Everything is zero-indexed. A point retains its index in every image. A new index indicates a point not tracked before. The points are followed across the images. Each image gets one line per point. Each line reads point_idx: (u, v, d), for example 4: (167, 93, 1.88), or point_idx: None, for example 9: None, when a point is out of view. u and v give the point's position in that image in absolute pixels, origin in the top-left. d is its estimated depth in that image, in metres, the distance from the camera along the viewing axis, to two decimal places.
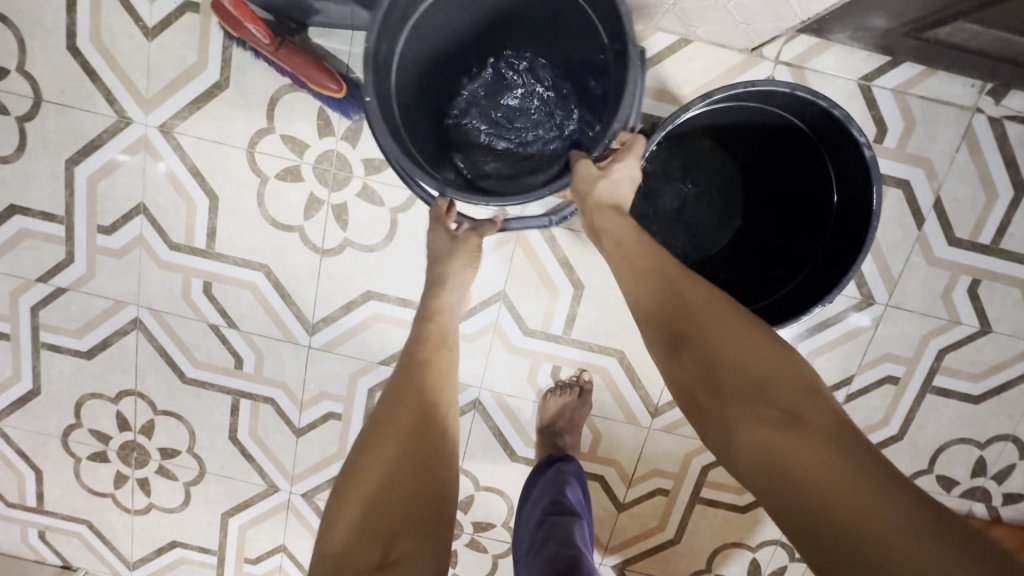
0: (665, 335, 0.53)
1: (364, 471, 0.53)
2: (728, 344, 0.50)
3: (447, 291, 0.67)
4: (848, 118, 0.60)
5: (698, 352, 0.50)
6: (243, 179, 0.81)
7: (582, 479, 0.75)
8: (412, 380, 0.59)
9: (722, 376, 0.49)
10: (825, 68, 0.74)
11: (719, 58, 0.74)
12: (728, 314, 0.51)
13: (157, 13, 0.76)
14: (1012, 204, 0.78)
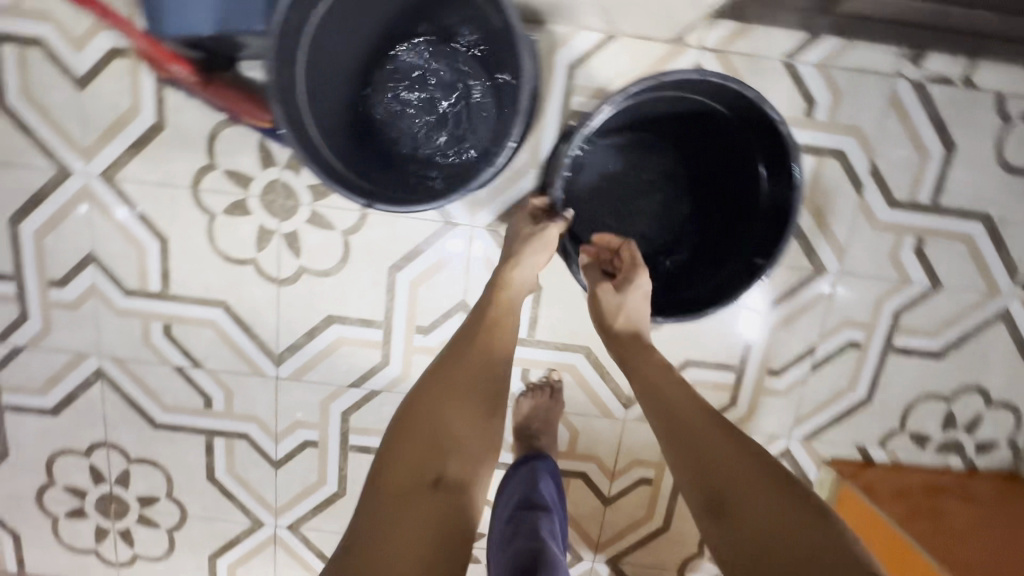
0: (703, 506, 0.57)
1: (420, 424, 0.60)
2: (770, 518, 0.53)
3: (518, 268, 0.69)
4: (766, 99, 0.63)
5: (735, 527, 0.54)
6: (191, 218, 0.80)
7: (556, 474, 0.76)
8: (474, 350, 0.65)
9: (775, 553, 0.51)
10: (749, 50, 0.76)
11: (646, 51, 0.75)
12: (767, 487, 0.55)
13: (85, 62, 0.75)
14: (945, 162, 0.80)
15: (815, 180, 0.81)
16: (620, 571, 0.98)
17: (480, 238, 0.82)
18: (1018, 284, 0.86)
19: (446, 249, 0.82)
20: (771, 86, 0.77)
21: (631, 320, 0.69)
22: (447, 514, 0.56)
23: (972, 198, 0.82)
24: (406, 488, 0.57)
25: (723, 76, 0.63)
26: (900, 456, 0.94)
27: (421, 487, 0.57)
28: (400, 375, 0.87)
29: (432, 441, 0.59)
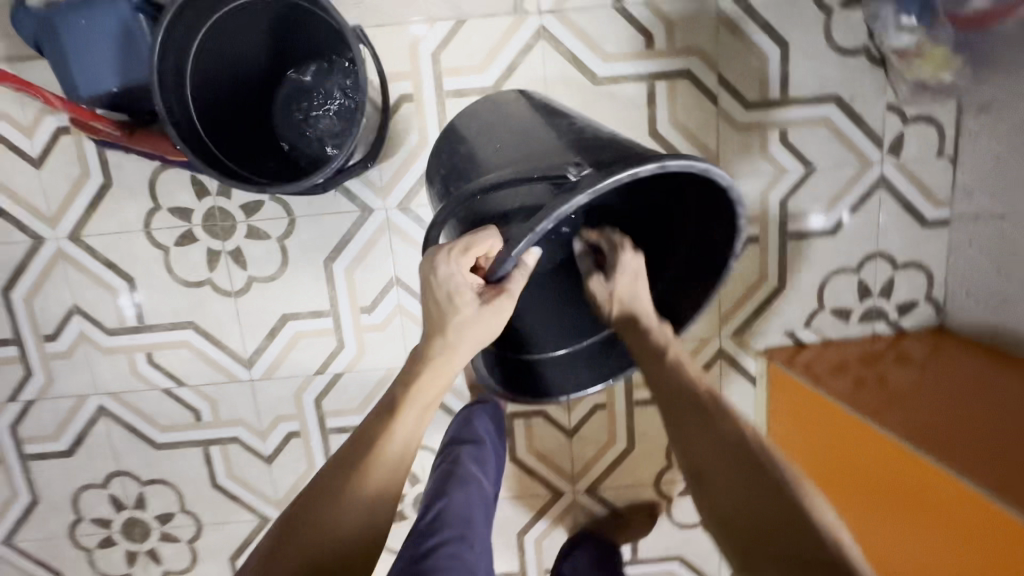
0: (687, 471, 0.64)
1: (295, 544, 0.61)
2: (741, 478, 0.59)
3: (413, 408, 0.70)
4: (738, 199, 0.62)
5: (713, 484, 0.61)
6: (149, 256, 0.93)
7: (494, 415, 0.95)
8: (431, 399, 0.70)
9: (746, 507, 0.57)
10: (582, 4, 0.87)
11: (493, 25, 0.87)
12: (740, 452, 0.60)
13: (36, 144, 0.89)
14: (783, 59, 0.90)
15: (673, 101, 0.90)
16: (601, 498, 1.05)
17: (395, 217, 0.92)
18: (886, 151, 0.93)
19: (368, 234, 0.93)
20: (610, 29, 0.87)
21: (625, 304, 0.73)
22: None
23: (817, 84, 0.90)
24: None
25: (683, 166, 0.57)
26: (828, 333, 1.01)
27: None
28: (357, 354, 0.97)
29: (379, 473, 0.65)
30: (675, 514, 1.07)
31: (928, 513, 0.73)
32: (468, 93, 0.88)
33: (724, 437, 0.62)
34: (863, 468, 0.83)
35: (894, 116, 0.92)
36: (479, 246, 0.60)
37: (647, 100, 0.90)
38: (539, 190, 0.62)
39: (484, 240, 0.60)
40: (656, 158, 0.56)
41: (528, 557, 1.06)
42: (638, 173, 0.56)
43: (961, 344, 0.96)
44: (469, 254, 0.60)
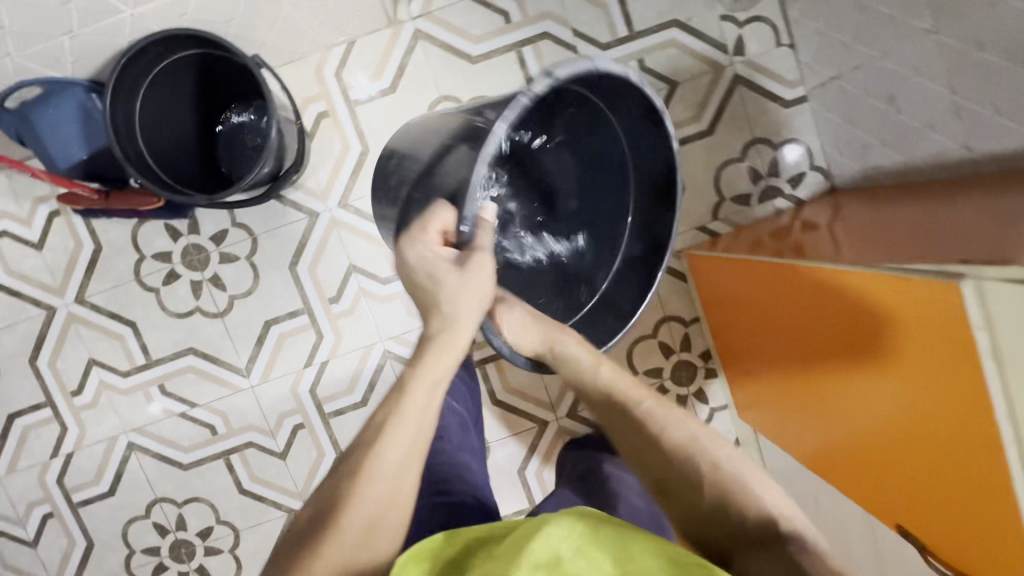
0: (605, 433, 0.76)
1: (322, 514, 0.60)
2: (638, 436, 0.71)
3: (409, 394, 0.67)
4: (639, 81, 0.66)
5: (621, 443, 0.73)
6: (144, 300, 1.09)
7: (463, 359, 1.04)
8: (426, 420, 0.66)
9: (644, 460, 0.71)
10: (445, 3, 1.04)
11: (378, 39, 1.05)
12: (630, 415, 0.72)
13: (36, 230, 1.07)
14: (621, 3, 1.07)
15: (541, 60, 1.07)
16: (583, 419, 1.15)
17: (339, 214, 1.08)
18: (733, 54, 1.09)
19: (320, 235, 1.08)
20: (472, 16, 1.05)
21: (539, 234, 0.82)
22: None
23: (657, 16, 1.07)
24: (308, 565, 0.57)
25: (577, 62, 0.61)
26: (736, 220, 1.13)
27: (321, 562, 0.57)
28: (336, 341, 1.11)
29: (387, 525, 0.60)
30: None
31: (887, 353, 0.64)
32: (372, 98, 1.05)
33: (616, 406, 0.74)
34: (791, 335, 0.83)
35: (729, 24, 1.08)
36: (434, 219, 0.67)
37: (519, 64, 1.06)
38: (462, 153, 0.66)
39: (440, 209, 0.66)
40: (541, 72, 0.60)
41: (534, 489, 1.16)
42: (534, 91, 0.59)
43: (853, 191, 1.06)
44: (426, 230, 0.66)
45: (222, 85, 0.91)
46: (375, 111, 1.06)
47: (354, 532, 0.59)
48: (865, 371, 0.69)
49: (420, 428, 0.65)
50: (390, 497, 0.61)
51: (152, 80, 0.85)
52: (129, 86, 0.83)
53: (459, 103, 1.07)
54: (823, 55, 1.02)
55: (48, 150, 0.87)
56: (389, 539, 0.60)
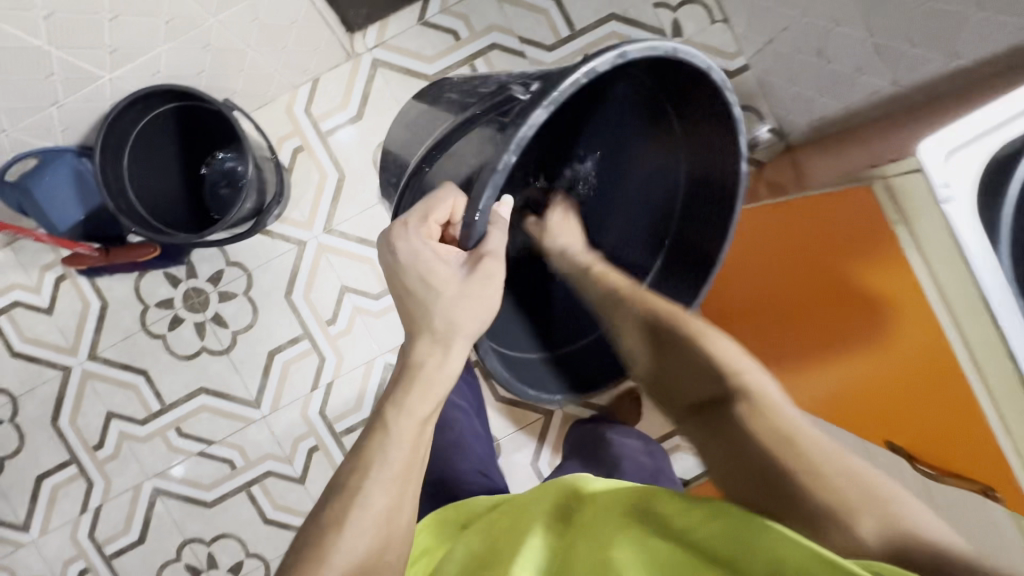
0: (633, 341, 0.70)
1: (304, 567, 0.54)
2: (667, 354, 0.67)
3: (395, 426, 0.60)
4: (719, 80, 0.59)
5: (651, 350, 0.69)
6: (152, 347, 1.14)
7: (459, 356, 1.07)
8: (414, 454, 0.60)
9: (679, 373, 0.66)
10: (397, 31, 1.12)
11: (340, 73, 1.12)
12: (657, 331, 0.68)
13: (45, 296, 1.13)
14: (560, 6, 1.14)
15: (494, 69, 1.14)
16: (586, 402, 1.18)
17: (324, 240, 1.14)
18: (672, 36, 1.15)
19: (309, 262, 1.14)
20: (424, 39, 1.13)
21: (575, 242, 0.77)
22: None
23: (595, 12, 1.14)
24: None
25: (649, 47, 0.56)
26: None
27: None
28: (338, 361, 1.15)
29: (382, 568, 0.54)
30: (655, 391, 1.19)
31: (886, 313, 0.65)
32: (342, 127, 1.12)
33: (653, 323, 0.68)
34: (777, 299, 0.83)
35: (664, 9, 1.15)
36: (439, 207, 0.60)
37: (474, 76, 1.13)
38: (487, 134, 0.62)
39: (447, 199, 0.61)
40: (610, 50, 0.54)
41: None
42: (589, 71, 0.53)
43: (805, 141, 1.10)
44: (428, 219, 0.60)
45: (200, 132, 0.98)
46: (346, 139, 1.13)
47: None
48: (850, 357, 0.72)
49: (411, 462, 0.60)
50: (380, 540, 0.55)
51: (134, 135, 0.92)
52: (113, 142, 0.89)
53: None
54: (755, 23, 1.08)
55: (48, 215, 0.94)
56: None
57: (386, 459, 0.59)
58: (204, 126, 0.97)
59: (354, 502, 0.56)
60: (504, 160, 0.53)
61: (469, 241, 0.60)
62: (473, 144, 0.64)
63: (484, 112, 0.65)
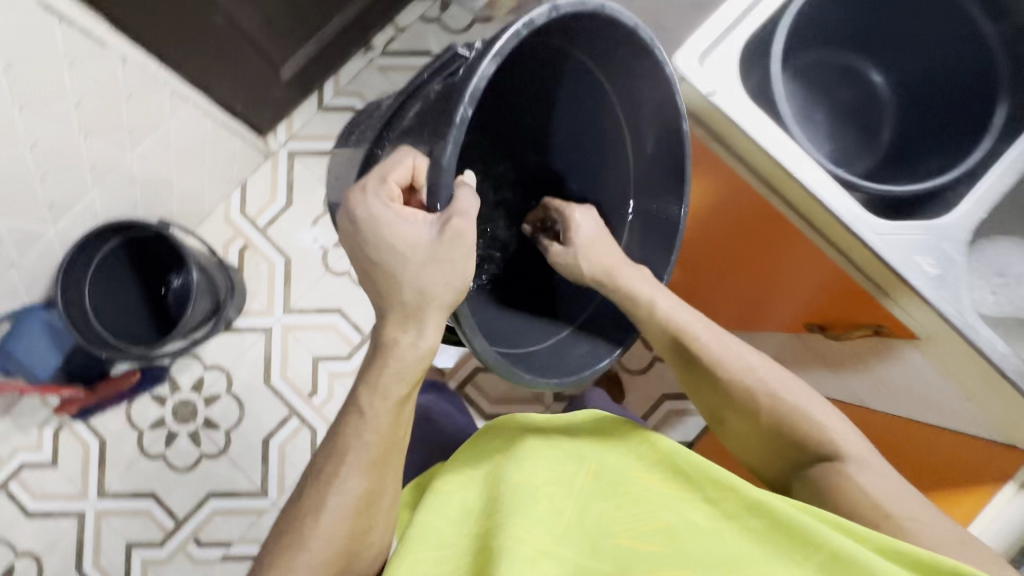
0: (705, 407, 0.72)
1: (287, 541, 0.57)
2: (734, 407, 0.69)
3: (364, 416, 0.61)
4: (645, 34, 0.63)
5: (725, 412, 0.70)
6: (155, 467, 1.19)
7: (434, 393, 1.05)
8: (389, 434, 0.61)
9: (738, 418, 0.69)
10: (302, 123, 1.26)
11: (262, 172, 1.24)
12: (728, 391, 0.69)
13: (47, 450, 1.19)
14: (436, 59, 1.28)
15: None
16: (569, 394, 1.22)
17: (287, 320, 1.22)
18: None
19: (279, 344, 1.21)
20: (327, 122, 1.26)
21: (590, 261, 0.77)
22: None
23: None
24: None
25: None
26: None
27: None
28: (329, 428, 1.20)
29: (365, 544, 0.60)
30: (630, 364, 1.23)
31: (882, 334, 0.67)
32: (277, 217, 1.23)
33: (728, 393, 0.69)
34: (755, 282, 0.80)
35: None
36: (397, 168, 0.62)
37: None
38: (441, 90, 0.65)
39: (407, 162, 0.63)
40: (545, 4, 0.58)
41: None
42: (530, 21, 0.58)
43: None
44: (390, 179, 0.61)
45: (151, 257, 1.08)
46: (283, 226, 1.23)
47: (324, 557, 0.57)
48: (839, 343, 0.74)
49: (390, 443, 0.62)
50: (362, 516, 0.59)
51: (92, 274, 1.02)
52: (74, 284, 0.99)
53: None
54: None
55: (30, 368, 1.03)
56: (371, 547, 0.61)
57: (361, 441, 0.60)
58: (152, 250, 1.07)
59: (327, 483, 0.59)
60: (462, 114, 0.57)
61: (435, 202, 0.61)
62: (419, 134, 0.66)
63: (434, 91, 0.67)
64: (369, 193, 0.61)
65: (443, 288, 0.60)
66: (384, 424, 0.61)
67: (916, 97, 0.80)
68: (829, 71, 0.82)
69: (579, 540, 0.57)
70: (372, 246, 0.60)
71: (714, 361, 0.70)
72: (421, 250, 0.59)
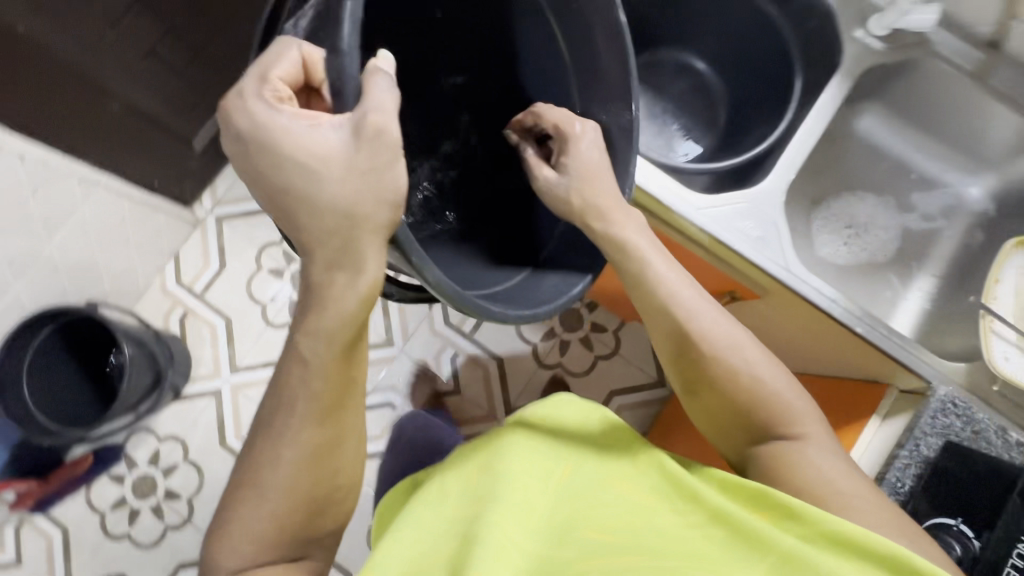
0: (682, 381, 0.63)
1: (241, 493, 0.54)
2: (720, 382, 0.60)
3: (300, 366, 0.53)
4: None
5: (706, 392, 0.62)
6: (121, 547, 1.19)
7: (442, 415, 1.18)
8: (334, 374, 0.54)
9: (716, 398, 0.61)
10: (225, 188, 1.30)
11: (192, 241, 1.28)
12: (713, 368, 0.60)
13: (10, 549, 1.18)
14: None
15: None
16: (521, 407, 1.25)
17: (235, 380, 1.24)
18: None
19: (230, 405, 1.23)
20: None
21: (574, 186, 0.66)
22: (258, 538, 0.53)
23: None
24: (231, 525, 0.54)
25: None
26: None
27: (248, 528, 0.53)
28: None
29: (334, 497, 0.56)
30: (575, 367, 1.26)
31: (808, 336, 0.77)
32: (212, 282, 1.27)
33: (713, 374, 0.60)
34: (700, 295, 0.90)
35: None
36: (277, 61, 0.48)
37: None
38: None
39: (291, 52, 0.49)
40: None
41: None
42: None
43: None
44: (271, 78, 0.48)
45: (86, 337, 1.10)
46: (219, 289, 1.27)
47: (286, 507, 0.54)
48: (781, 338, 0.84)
49: (340, 388, 0.54)
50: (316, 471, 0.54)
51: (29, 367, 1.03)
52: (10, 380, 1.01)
53: (278, 244, 1.29)
54: None
55: None
56: (339, 486, 0.57)
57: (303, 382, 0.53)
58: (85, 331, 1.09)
59: (275, 431, 0.54)
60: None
61: (344, 99, 0.49)
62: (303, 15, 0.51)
63: None
64: (247, 103, 0.48)
65: (373, 205, 0.49)
66: (325, 363, 0.53)
67: (732, 74, 0.91)
68: (661, 72, 0.94)
69: (551, 535, 0.54)
70: (269, 168, 0.48)
71: (702, 334, 0.61)
72: (338, 162, 0.48)
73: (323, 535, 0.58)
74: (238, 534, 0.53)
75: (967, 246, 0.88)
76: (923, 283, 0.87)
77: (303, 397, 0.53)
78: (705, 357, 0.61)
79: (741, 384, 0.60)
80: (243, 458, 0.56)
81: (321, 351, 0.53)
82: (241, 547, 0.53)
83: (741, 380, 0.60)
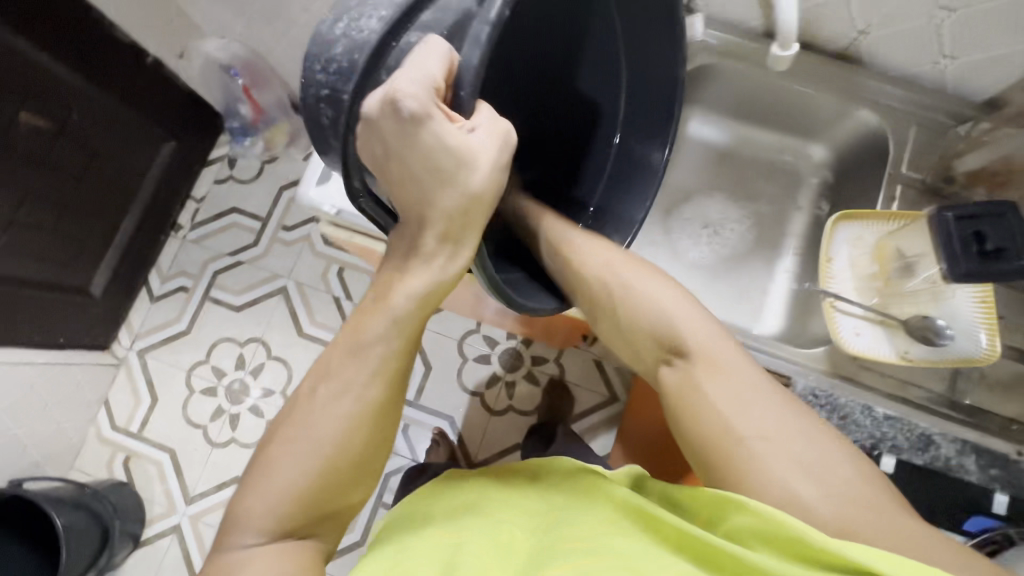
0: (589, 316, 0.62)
1: (301, 418, 0.58)
2: (609, 311, 0.58)
3: (372, 330, 0.60)
4: None
5: (608, 325, 0.59)
6: None
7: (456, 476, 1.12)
8: (400, 349, 0.61)
9: (616, 329, 0.59)
10: (142, 320, 1.29)
11: (120, 382, 1.27)
12: (599, 296, 0.59)
13: None
14: (242, 210, 1.34)
15: (227, 287, 1.30)
16: (486, 460, 1.23)
17: (193, 511, 1.21)
18: None
19: (193, 536, 1.20)
20: (163, 309, 1.30)
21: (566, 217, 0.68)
22: (304, 465, 0.56)
23: (268, 195, 1.35)
24: (286, 445, 0.57)
25: None
26: None
27: (297, 448, 0.57)
28: None
29: (369, 461, 0.60)
30: (526, 405, 1.25)
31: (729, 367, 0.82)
32: (148, 417, 1.25)
33: (600, 300, 0.59)
34: None
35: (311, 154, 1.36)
36: (434, 61, 0.49)
37: (218, 303, 1.30)
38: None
39: (441, 58, 0.49)
40: None
41: None
42: None
43: None
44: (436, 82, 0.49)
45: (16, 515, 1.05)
46: (157, 423, 1.25)
47: (329, 455, 0.57)
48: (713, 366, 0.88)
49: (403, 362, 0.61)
50: (370, 430, 0.59)
51: None
52: None
53: (205, 361, 1.27)
54: None
55: None
56: (376, 458, 0.61)
57: (377, 334, 0.60)
58: (14, 508, 1.05)
59: (339, 384, 0.59)
60: (496, 10, 0.49)
61: (463, 105, 0.54)
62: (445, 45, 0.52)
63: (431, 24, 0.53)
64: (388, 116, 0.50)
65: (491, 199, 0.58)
66: (394, 333, 0.60)
67: None
68: None
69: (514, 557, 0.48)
70: (421, 155, 0.54)
71: (580, 263, 0.60)
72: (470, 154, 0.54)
73: (339, 512, 0.60)
74: (276, 477, 0.56)
75: (816, 218, 0.89)
76: (793, 257, 0.88)
77: (373, 362, 0.59)
78: (589, 286, 0.60)
79: (626, 307, 0.57)
80: (311, 384, 0.60)
81: (385, 329, 0.60)
82: (278, 490, 0.56)
83: (626, 301, 0.57)
